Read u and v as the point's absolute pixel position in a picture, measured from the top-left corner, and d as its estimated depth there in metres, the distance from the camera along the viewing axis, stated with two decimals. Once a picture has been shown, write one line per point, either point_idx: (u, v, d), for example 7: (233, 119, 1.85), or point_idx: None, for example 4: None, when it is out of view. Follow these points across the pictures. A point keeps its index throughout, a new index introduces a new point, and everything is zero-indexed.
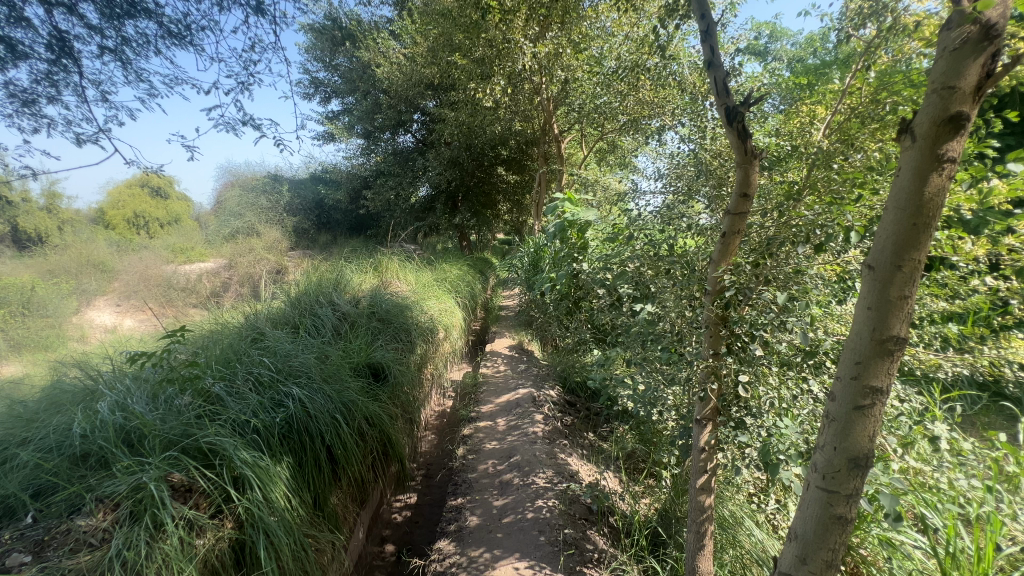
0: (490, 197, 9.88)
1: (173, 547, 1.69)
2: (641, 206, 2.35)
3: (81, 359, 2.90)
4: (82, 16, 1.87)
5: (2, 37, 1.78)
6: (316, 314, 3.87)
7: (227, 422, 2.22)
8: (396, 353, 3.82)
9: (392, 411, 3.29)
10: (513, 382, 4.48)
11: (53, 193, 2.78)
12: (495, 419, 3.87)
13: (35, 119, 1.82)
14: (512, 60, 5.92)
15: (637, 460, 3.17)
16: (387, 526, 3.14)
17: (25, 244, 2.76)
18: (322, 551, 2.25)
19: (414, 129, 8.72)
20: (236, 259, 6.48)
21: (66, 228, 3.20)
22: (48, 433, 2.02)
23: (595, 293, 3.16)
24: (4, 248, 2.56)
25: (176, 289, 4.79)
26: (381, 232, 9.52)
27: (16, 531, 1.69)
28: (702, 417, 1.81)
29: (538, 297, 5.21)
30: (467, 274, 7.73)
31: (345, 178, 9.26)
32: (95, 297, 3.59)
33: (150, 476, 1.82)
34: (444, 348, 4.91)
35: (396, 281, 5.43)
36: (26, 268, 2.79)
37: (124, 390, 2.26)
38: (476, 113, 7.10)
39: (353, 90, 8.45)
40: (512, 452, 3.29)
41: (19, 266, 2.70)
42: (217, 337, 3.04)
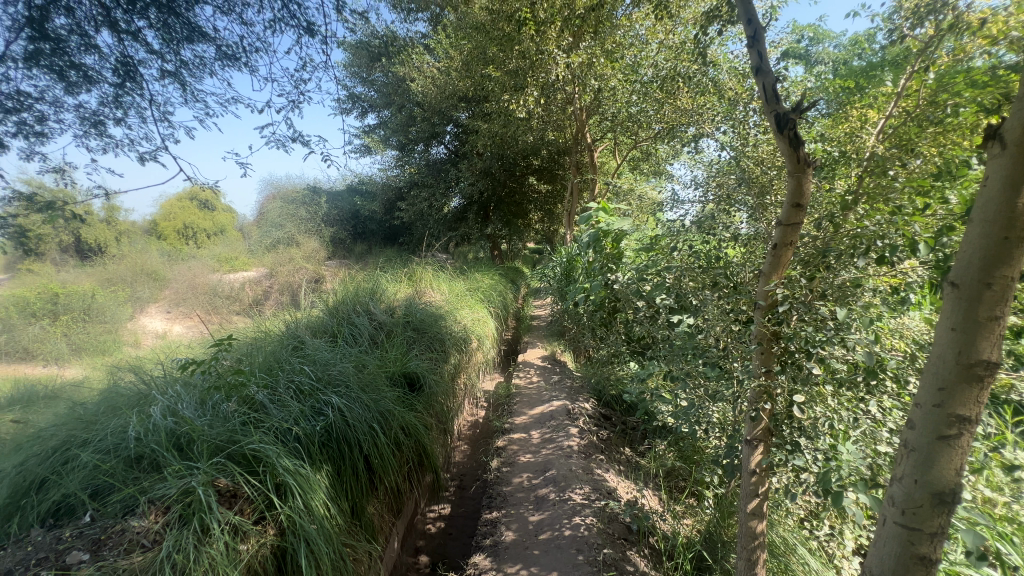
0: (522, 206, 9.94)
1: (219, 552, 1.73)
2: (678, 216, 2.30)
3: (136, 364, 3.11)
4: (145, 43, 1.98)
5: (75, 64, 1.91)
6: (353, 323, 3.95)
7: (270, 429, 2.27)
8: (430, 363, 3.84)
9: (427, 421, 3.31)
10: (547, 394, 4.44)
11: (113, 207, 2.95)
12: (529, 432, 3.83)
13: (102, 139, 1.93)
14: (546, 70, 5.91)
15: (678, 478, 3.06)
16: (421, 536, 3.15)
17: (87, 254, 2.97)
18: (359, 561, 2.26)
19: (447, 140, 8.86)
20: (277, 268, 6.73)
21: (122, 239, 3.38)
22: (105, 436, 2.13)
23: (631, 304, 3.10)
24: (67, 258, 2.76)
25: (220, 297, 5.08)
26: (414, 241, 9.69)
27: (76, 529, 1.78)
28: (753, 439, 1.74)
29: (572, 308, 5.16)
30: (499, 284, 7.75)
31: (380, 189, 9.52)
32: (147, 304, 3.82)
33: (198, 481, 1.87)
34: (477, 358, 4.92)
35: (430, 290, 5.51)
36: (88, 276, 3.03)
37: (175, 396, 2.35)
38: (509, 124, 7.07)
39: (388, 104, 8.65)
40: (547, 466, 3.24)
41: (82, 274, 2.95)
42: (260, 345, 3.14)
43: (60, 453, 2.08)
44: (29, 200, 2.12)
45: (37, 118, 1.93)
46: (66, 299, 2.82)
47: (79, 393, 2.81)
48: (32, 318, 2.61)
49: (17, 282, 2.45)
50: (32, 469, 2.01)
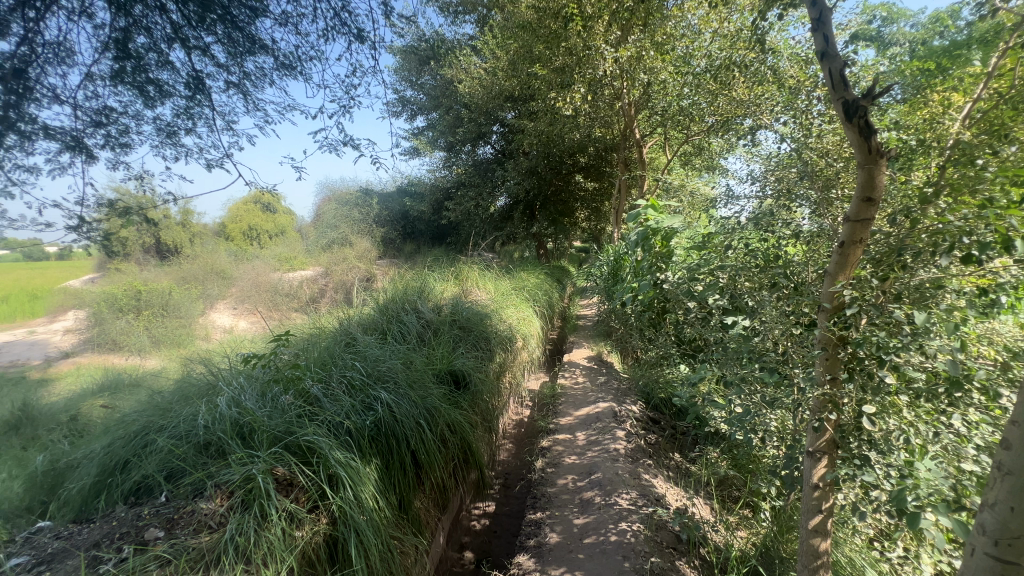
0: (568, 205, 9.85)
1: (276, 537, 1.81)
2: (734, 213, 2.19)
3: (205, 356, 3.35)
4: (213, 56, 2.11)
5: (152, 79, 2.06)
6: (402, 321, 4.06)
7: (324, 422, 2.36)
8: (476, 362, 3.88)
9: (472, 419, 3.34)
10: (593, 395, 4.37)
11: (186, 212, 3.20)
12: (575, 433, 3.79)
13: (175, 148, 2.08)
14: (593, 66, 5.81)
15: (731, 488, 2.92)
16: (466, 532, 3.19)
17: (165, 255, 3.69)
18: (406, 554, 2.31)
19: (493, 140, 8.90)
20: (332, 267, 7.04)
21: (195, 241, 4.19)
22: (178, 423, 2.30)
23: (682, 305, 2.98)
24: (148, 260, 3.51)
25: (280, 295, 5.44)
26: (461, 241, 9.83)
27: (153, 508, 1.94)
28: (815, 450, 1.64)
29: (619, 308, 5.04)
30: (545, 283, 7.72)
31: (428, 190, 9.73)
32: (216, 301, 4.50)
33: (258, 469, 1.98)
34: (522, 357, 4.92)
35: (476, 289, 5.56)
36: (165, 276, 3.78)
37: (239, 387, 2.51)
38: (556, 122, 7.00)
39: (436, 107, 8.80)
40: (592, 469, 3.20)
41: (160, 272, 3.73)
42: (315, 341, 3.29)
43: (140, 437, 2.27)
44: (116, 206, 2.32)
45: (120, 131, 2.11)
46: (145, 295, 3.59)
47: (158, 382, 3.06)
48: (119, 313, 3.40)
49: (108, 280, 3.27)
50: (117, 450, 2.21)
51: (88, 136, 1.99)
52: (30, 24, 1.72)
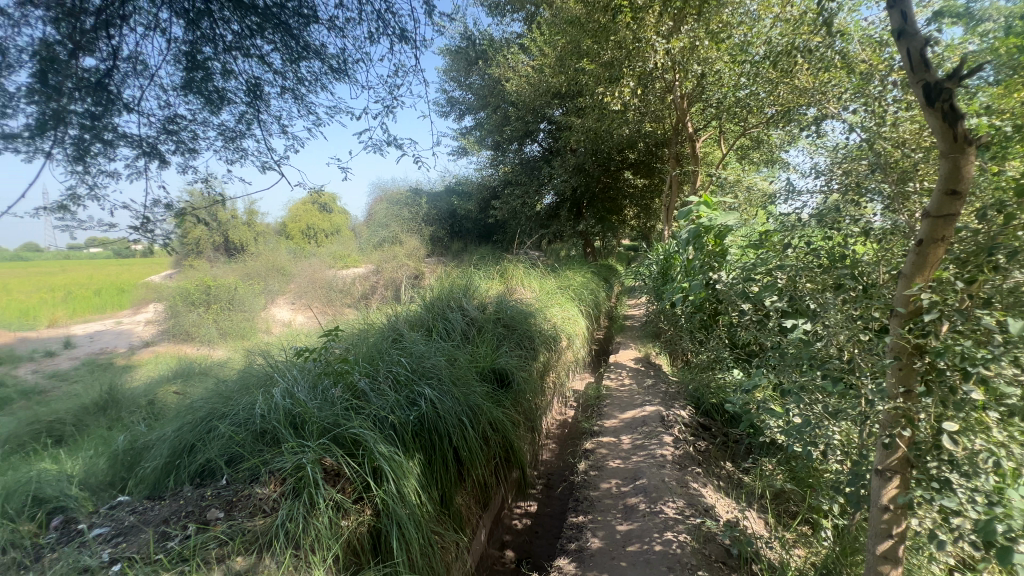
0: (616, 202, 9.65)
1: (323, 526, 1.88)
2: (795, 209, 2.04)
3: (264, 348, 3.55)
4: (270, 64, 2.22)
5: (216, 87, 2.18)
6: (447, 318, 4.11)
7: (370, 416, 2.42)
8: (519, 361, 3.86)
9: (514, 417, 3.33)
10: (639, 398, 4.25)
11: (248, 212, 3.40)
12: (619, 436, 3.70)
13: (236, 152, 2.20)
14: (644, 59, 5.61)
15: (787, 502, 2.73)
16: (507, 531, 3.19)
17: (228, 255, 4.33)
18: (446, 549, 2.33)
19: (540, 138, 8.81)
20: (382, 265, 7.26)
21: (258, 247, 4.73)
22: (239, 411, 2.44)
23: (736, 307, 2.83)
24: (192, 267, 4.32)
25: (335, 291, 5.93)
26: (508, 239, 9.87)
27: (215, 490, 2.07)
28: (885, 469, 1.52)
29: (668, 309, 4.86)
30: (591, 282, 7.60)
31: (476, 189, 9.79)
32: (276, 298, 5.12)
33: (308, 458, 2.06)
34: (566, 357, 4.87)
35: (521, 288, 5.55)
36: (232, 276, 4.84)
37: (293, 379, 2.63)
38: (604, 118, 6.86)
39: (484, 106, 8.85)
40: (637, 474, 3.10)
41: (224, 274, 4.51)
42: (364, 336, 3.40)
43: (205, 422, 2.43)
44: (186, 207, 2.48)
45: (188, 136, 2.25)
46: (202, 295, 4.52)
47: (224, 372, 3.28)
48: (190, 307, 4.44)
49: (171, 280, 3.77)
50: (185, 434, 2.38)
51: (161, 143, 2.14)
52: (109, 41, 1.88)
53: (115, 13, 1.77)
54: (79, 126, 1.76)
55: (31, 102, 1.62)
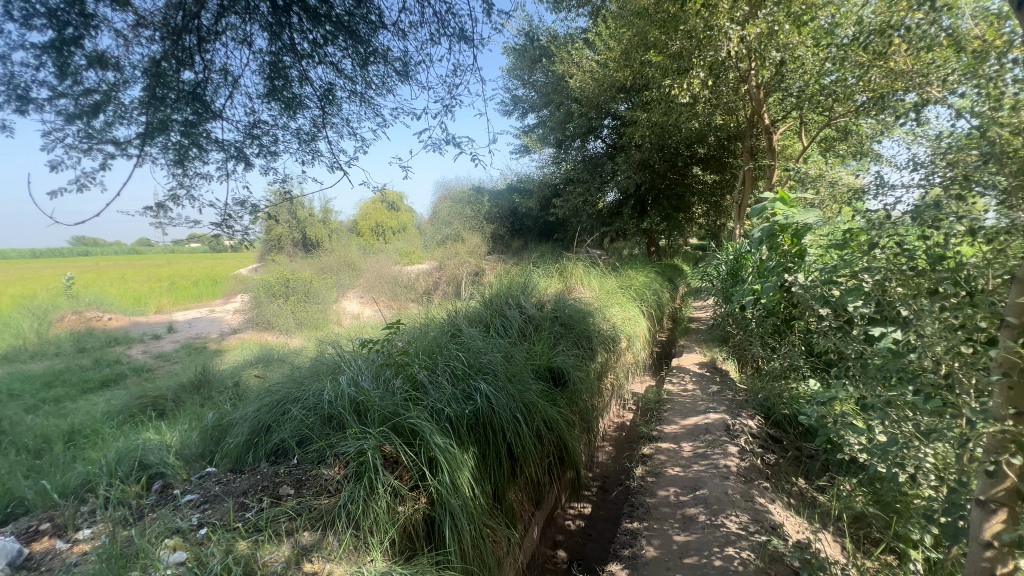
0: (683, 199, 9.25)
1: (382, 509, 1.96)
2: (886, 206, 1.84)
3: (334, 339, 3.79)
4: (341, 70, 2.34)
5: (294, 94, 2.33)
6: (504, 315, 4.15)
7: (427, 408, 2.50)
8: (576, 361, 3.82)
9: (569, 417, 3.29)
10: (703, 405, 4.06)
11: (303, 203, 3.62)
12: (680, 443, 3.55)
13: (311, 154, 2.36)
14: (715, 48, 5.32)
15: (868, 527, 2.46)
16: (560, 531, 3.17)
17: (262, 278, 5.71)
18: (498, 544, 2.35)
19: (604, 134, 8.59)
20: (444, 262, 7.42)
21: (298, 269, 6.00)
22: (309, 396, 2.62)
23: (814, 312, 2.61)
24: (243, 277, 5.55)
25: (400, 286, 6.49)
26: (569, 238, 9.80)
27: (288, 468, 2.23)
28: (989, 500, 1.33)
29: (738, 312, 4.58)
30: (655, 282, 7.33)
31: (537, 186, 9.74)
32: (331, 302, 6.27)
33: (369, 445, 2.16)
34: (626, 359, 4.75)
35: (580, 287, 5.47)
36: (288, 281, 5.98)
37: (358, 368, 2.78)
38: (671, 111, 6.57)
39: (547, 104, 8.82)
40: (698, 484, 2.97)
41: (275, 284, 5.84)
42: (425, 330, 3.52)
43: (281, 405, 2.63)
44: (269, 206, 2.70)
45: (269, 140, 2.43)
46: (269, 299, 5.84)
47: (299, 359, 3.54)
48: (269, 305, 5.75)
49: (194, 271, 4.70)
50: (263, 415, 2.59)
51: (247, 147, 2.33)
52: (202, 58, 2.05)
53: (208, 30, 1.95)
54: (179, 133, 1.97)
55: (141, 114, 1.83)
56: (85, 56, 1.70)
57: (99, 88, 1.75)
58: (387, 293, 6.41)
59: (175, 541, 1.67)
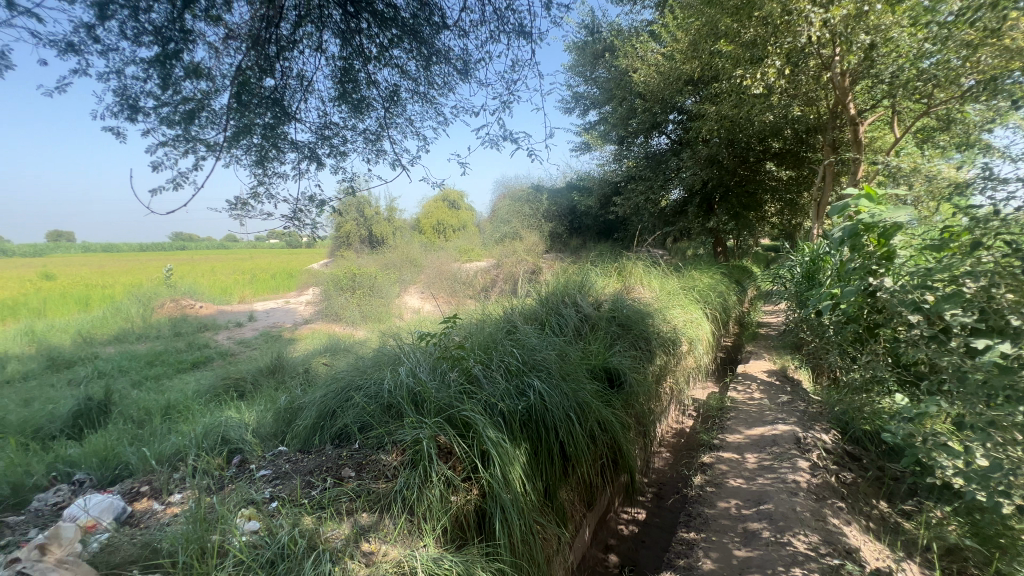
0: (754, 197, 8.73)
1: (435, 497, 2.02)
2: (996, 203, 1.64)
3: (395, 331, 3.94)
4: (406, 71, 2.42)
5: (362, 97, 2.45)
6: (560, 314, 4.12)
7: (481, 401, 2.54)
8: (633, 362, 3.71)
9: (625, 419, 3.21)
10: (770, 416, 3.82)
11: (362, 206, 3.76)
12: (744, 454, 3.36)
13: (376, 152, 2.46)
14: (794, 34, 4.96)
15: (964, 562, 2.18)
16: (613, 535, 3.10)
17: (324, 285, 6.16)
18: (548, 541, 2.34)
19: (669, 129, 8.27)
20: (502, 260, 7.49)
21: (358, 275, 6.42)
22: (372, 385, 2.75)
23: (902, 320, 2.37)
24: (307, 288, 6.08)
25: (459, 282, 6.64)
26: (629, 237, 9.56)
27: (350, 452, 2.36)
28: None
29: (813, 318, 4.25)
30: (720, 284, 6.97)
31: (597, 184, 9.58)
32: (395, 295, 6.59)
33: (424, 434, 2.23)
34: (687, 363, 4.56)
35: (639, 287, 5.31)
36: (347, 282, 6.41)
37: (416, 360, 2.87)
38: (742, 103, 6.20)
39: (609, 99, 8.63)
40: (762, 499, 2.80)
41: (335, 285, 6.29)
42: (481, 326, 3.58)
43: (346, 392, 2.78)
44: (338, 203, 2.86)
45: (339, 140, 2.57)
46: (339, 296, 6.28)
47: (363, 350, 3.72)
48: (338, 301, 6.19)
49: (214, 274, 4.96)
50: (329, 400, 2.75)
51: (319, 148, 2.48)
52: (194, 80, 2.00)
53: (287, 39, 2.09)
54: (260, 136, 2.12)
55: (229, 118, 2.00)
56: (184, 68, 1.88)
57: (194, 97, 1.93)
58: (446, 289, 6.58)
59: (250, 511, 1.82)
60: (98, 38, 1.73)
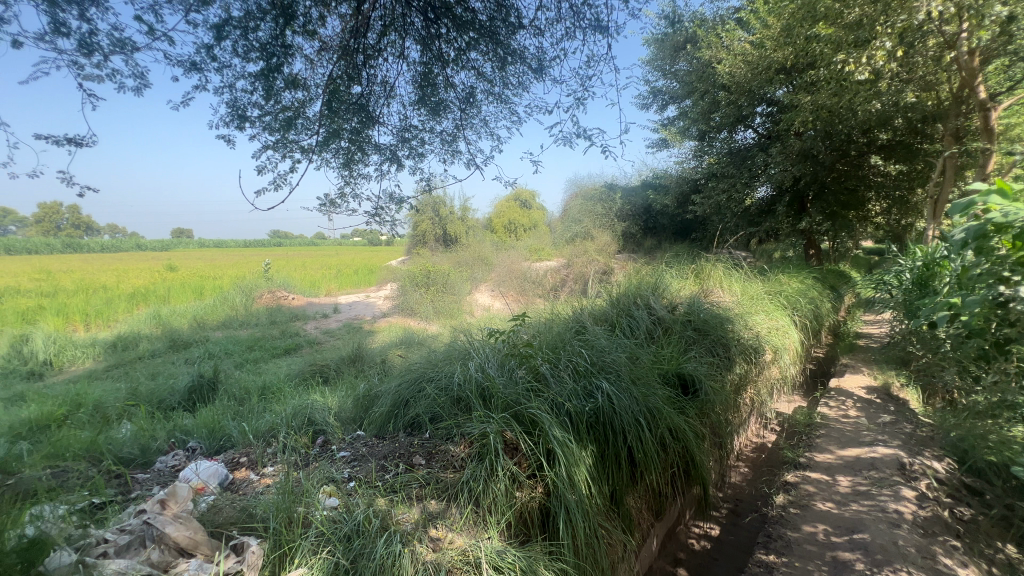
0: (855, 194, 7.90)
1: (501, 492, 2.04)
2: None
3: (466, 328, 4.06)
4: (482, 73, 2.47)
5: (440, 100, 2.54)
6: (631, 315, 3.99)
7: (548, 400, 2.53)
8: (710, 370, 3.51)
9: (699, 429, 3.04)
10: (869, 437, 3.45)
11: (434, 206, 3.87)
12: (835, 476, 3.06)
13: (452, 153, 2.54)
14: (910, 10, 4.40)
15: None
16: (683, 549, 2.96)
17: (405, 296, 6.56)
18: (613, 548, 2.28)
19: (756, 123, 7.72)
20: (572, 260, 7.38)
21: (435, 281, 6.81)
22: (442, 378, 2.85)
23: None
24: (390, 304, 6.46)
25: (529, 281, 6.67)
26: (708, 237, 9.05)
27: (421, 441, 2.47)
28: None
29: (926, 330, 3.75)
30: (812, 289, 6.38)
31: (674, 183, 9.17)
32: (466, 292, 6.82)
33: (492, 429, 2.27)
34: (770, 373, 4.24)
35: (718, 290, 5.02)
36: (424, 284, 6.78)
37: (485, 356, 2.93)
38: (844, 91, 5.63)
39: (690, 93, 8.23)
40: (856, 527, 2.53)
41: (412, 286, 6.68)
42: (549, 325, 3.57)
43: (418, 383, 2.91)
44: (415, 203, 2.99)
45: (417, 142, 2.69)
46: (415, 290, 6.64)
47: (436, 344, 3.86)
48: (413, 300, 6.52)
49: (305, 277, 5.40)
50: (403, 390, 2.90)
51: (399, 150, 2.61)
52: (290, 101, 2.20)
53: (373, 47, 2.22)
54: (347, 140, 2.26)
55: (321, 124, 2.16)
56: (284, 80, 2.07)
57: (292, 106, 2.11)
58: (515, 288, 6.65)
59: (330, 488, 1.96)
60: (215, 56, 1.95)
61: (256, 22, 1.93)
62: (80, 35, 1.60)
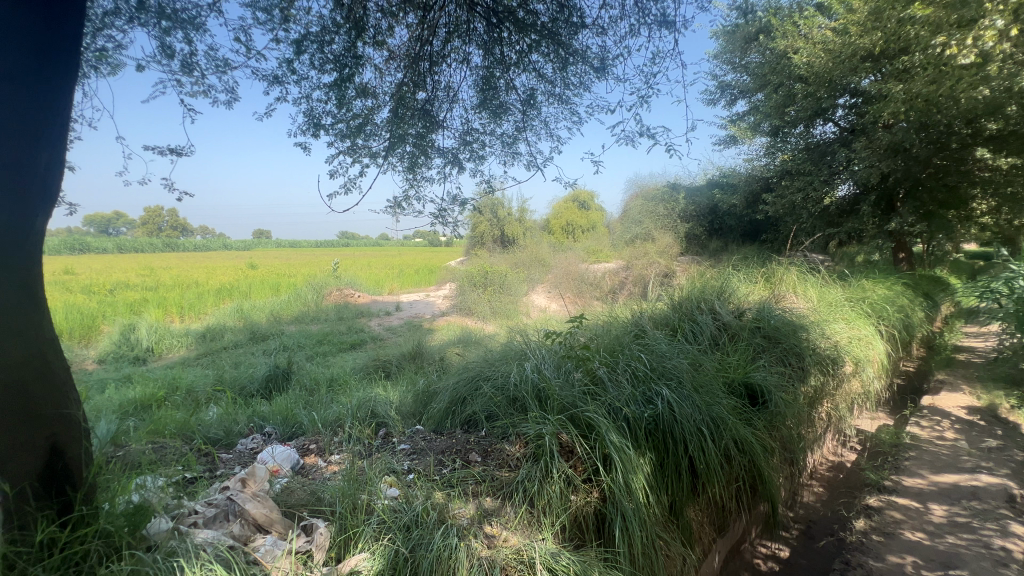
0: (955, 192, 7.11)
1: (556, 495, 2.03)
2: None
3: (523, 329, 4.07)
4: (543, 74, 2.47)
5: (501, 102, 2.57)
6: (695, 320, 3.82)
7: (605, 404, 2.48)
8: (780, 380, 3.29)
9: (767, 443, 2.86)
10: (969, 463, 3.08)
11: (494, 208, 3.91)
12: (928, 504, 2.76)
13: (512, 155, 2.56)
14: None
15: None
16: (748, 568, 2.79)
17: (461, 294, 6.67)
18: (672, 561, 2.19)
19: (837, 116, 7.15)
20: (632, 262, 7.21)
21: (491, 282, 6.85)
22: (499, 377, 2.89)
23: None
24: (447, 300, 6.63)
25: (587, 283, 6.57)
26: (781, 239, 8.49)
27: (477, 439, 2.51)
28: None
29: None
30: (902, 296, 5.81)
31: (743, 181, 8.69)
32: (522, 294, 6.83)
33: (547, 430, 2.26)
34: (851, 387, 3.91)
35: (791, 295, 4.70)
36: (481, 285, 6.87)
37: (541, 357, 2.93)
38: (943, 78, 5.08)
39: (762, 86, 7.76)
40: (952, 563, 2.28)
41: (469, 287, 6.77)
42: (607, 328, 3.50)
43: (475, 381, 2.97)
44: (475, 205, 3.04)
45: (478, 145, 2.74)
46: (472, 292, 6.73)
47: (493, 344, 3.91)
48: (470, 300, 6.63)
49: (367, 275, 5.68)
50: (461, 388, 2.96)
51: (461, 153, 2.67)
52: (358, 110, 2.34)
53: (438, 54, 2.29)
54: (412, 144, 2.34)
55: (388, 130, 2.26)
56: (355, 89, 2.18)
57: (362, 113, 2.23)
58: (573, 289, 6.57)
59: (391, 479, 2.04)
60: (295, 69, 2.10)
61: (331, 35, 2.06)
62: (182, 57, 1.78)
